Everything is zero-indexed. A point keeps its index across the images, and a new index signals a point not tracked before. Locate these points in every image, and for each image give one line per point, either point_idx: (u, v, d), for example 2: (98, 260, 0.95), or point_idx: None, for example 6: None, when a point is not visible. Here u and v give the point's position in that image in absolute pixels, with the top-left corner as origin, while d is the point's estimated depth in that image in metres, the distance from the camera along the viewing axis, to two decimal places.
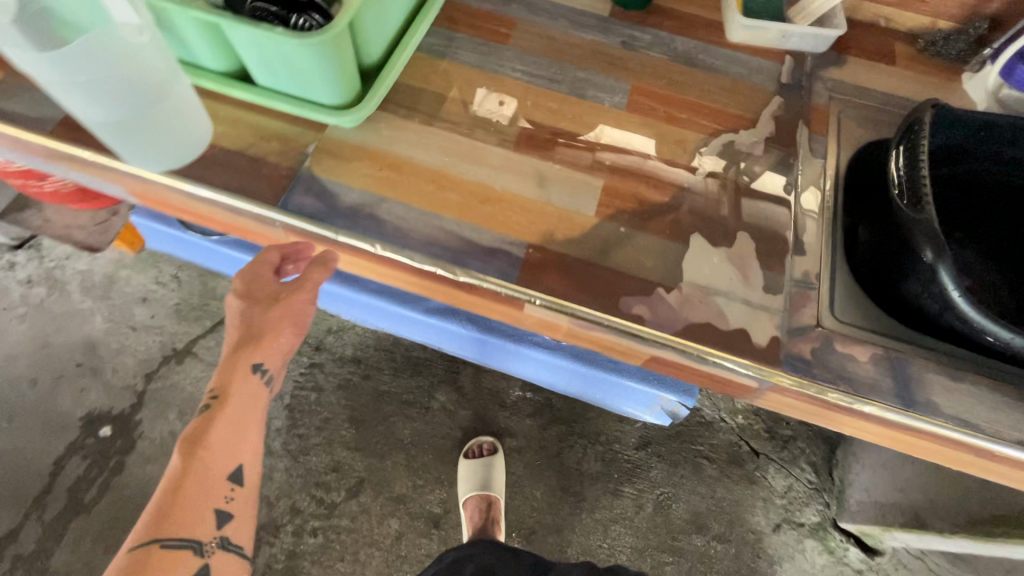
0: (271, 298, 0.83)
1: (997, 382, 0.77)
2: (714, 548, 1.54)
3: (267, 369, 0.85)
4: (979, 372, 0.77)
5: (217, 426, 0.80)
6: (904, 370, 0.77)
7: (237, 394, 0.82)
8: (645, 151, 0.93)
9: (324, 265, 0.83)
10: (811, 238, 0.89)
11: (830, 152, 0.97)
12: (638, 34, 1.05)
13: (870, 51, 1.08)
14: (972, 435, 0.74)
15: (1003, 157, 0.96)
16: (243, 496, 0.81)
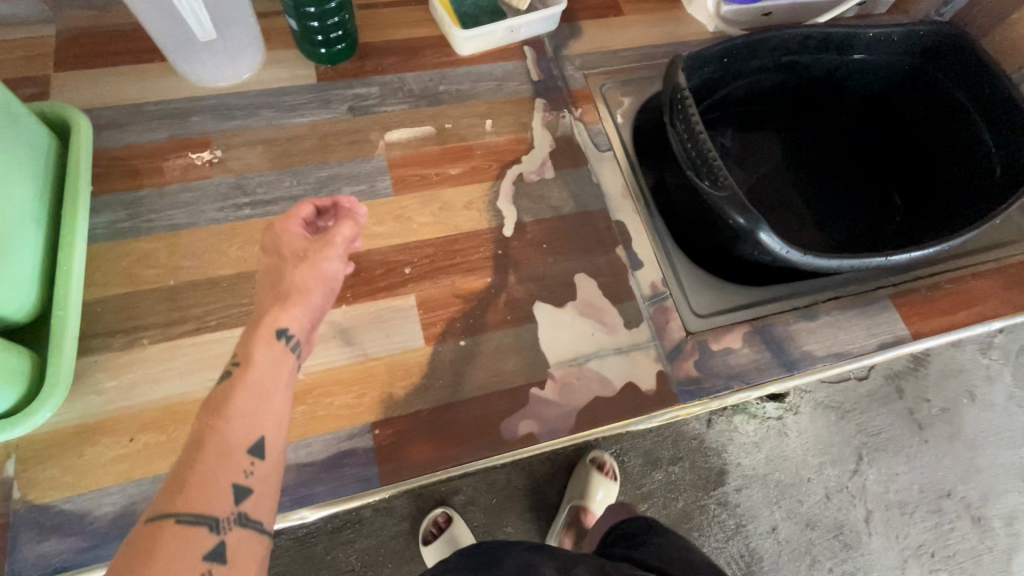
0: (297, 256, 0.58)
1: (841, 300, 0.81)
2: (676, 475, 0.87)
3: (295, 333, 0.53)
4: (825, 299, 0.81)
5: (239, 390, 0.47)
6: (773, 335, 0.78)
7: (267, 357, 0.51)
8: (441, 230, 0.79)
9: (351, 218, 0.61)
10: (639, 243, 0.82)
11: (612, 136, 0.91)
12: (362, 91, 0.88)
13: (596, 7, 1.02)
14: (845, 362, 0.78)
15: (746, 73, 0.99)
16: (271, 472, 0.45)
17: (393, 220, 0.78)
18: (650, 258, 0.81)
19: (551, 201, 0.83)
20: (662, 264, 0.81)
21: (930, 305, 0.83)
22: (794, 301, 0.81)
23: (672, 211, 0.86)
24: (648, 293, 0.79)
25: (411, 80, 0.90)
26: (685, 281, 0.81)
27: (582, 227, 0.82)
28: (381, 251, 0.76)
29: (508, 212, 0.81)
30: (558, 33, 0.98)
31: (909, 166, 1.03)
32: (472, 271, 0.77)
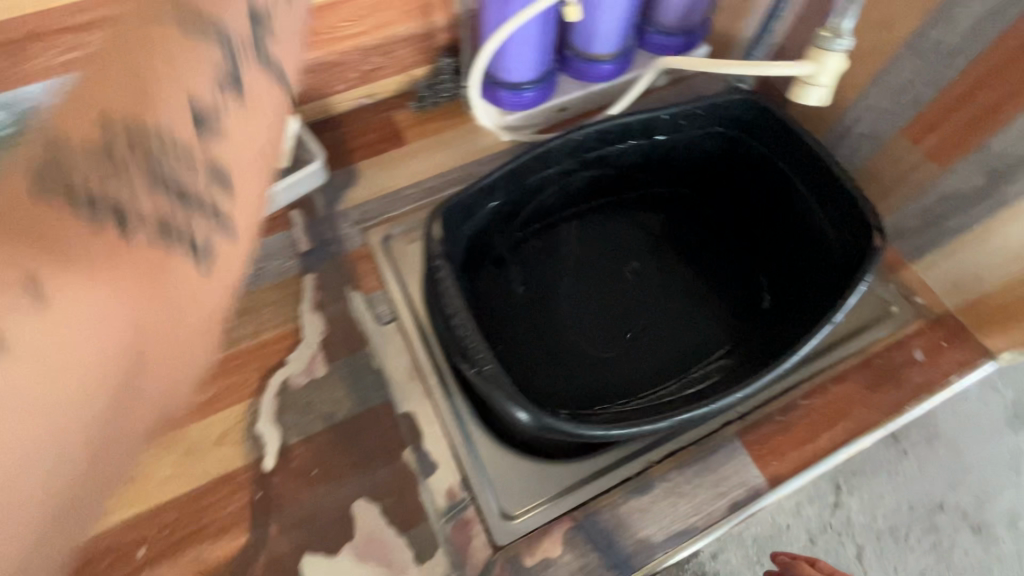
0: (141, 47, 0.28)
1: (677, 453, 0.69)
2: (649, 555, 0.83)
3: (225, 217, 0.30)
4: (659, 455, 0.69)
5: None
6: (600, 526, 0.65)
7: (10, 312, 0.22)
8: (187, 483, 0.66)
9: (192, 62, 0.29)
10: (432, 438, 0.69)
11: (398, 301, 0.79)
12: None
13: (375, 141, 0.91)
14: (692, 539, 0.65)
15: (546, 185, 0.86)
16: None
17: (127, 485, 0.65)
18: (445, 456, 0.69)
19: (323, 410, 0.71)
20: (461, 460, 0.68)
21: (787, 434, 0.70)
22: (621, 469, 0.68)
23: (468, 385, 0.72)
24: (445, 507, 0.66)
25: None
26: (492, 474, 0.68)
27: (361, 435, 0.69)
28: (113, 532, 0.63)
29: (271, 437, 0.69)
30: (331, 186, 0.86)
31: (750, 240, 0.91)
32: (225, 532, 0.64)
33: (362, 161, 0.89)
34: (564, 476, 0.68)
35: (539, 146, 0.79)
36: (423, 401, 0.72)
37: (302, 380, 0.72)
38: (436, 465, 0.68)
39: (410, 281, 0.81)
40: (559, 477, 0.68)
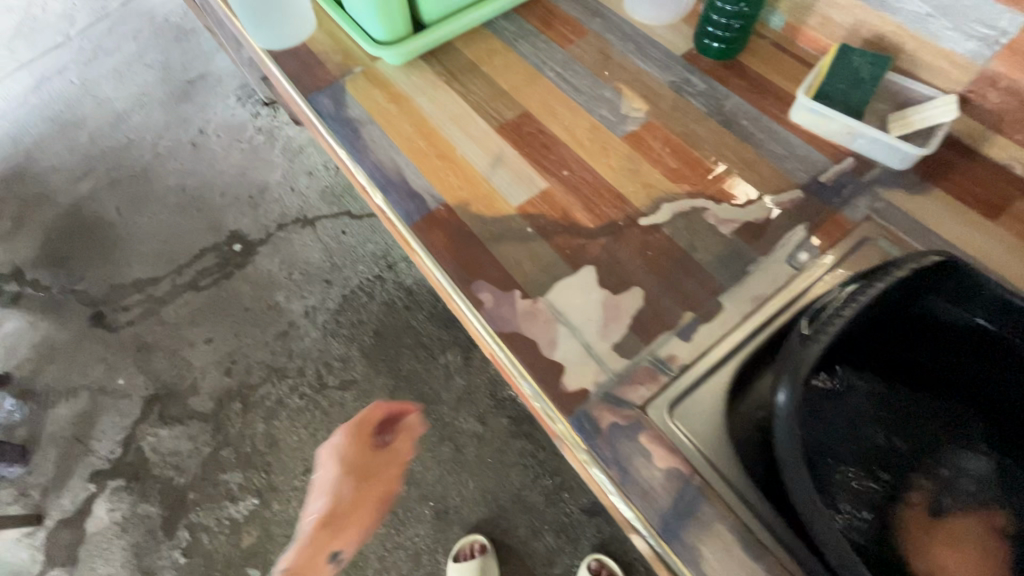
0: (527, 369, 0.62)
1: None
2: None
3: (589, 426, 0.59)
4: (785, 557, 0.51)
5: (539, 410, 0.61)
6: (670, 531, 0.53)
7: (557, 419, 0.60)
8: (412, 198, 0.75)
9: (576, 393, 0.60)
10: (591, 329, 0.64)
11: (666, 213, 0.71)
12: (455, 62, 0.89)
13: (763, 75, 0.82)
14: None
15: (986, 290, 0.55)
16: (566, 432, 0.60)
17: (383, 169, 0.78)
18: (580, 349, 0.62)
19: (531, 230, 0.71)
20: (593, 362, 0.62)
21: None
22: (725, 528, 0.52)
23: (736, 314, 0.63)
24: (540, 389, 0.61)
25: (507, 72, 0.87)
26: (597, 406, 0.59)
27: (538, 270, 0.68)
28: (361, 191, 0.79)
29: (483, 215, 0.73)
30: (693, 86, 0.83)
31: None
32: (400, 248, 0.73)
33: (737, 85, 0.82)
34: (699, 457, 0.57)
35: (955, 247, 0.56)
36: (604, 295, 0.66)
37: (538, 199, 0.74)
38: (569, 347, 0.63)
39: (691, 208, 0.72)
40: (672, 469, 0.56)
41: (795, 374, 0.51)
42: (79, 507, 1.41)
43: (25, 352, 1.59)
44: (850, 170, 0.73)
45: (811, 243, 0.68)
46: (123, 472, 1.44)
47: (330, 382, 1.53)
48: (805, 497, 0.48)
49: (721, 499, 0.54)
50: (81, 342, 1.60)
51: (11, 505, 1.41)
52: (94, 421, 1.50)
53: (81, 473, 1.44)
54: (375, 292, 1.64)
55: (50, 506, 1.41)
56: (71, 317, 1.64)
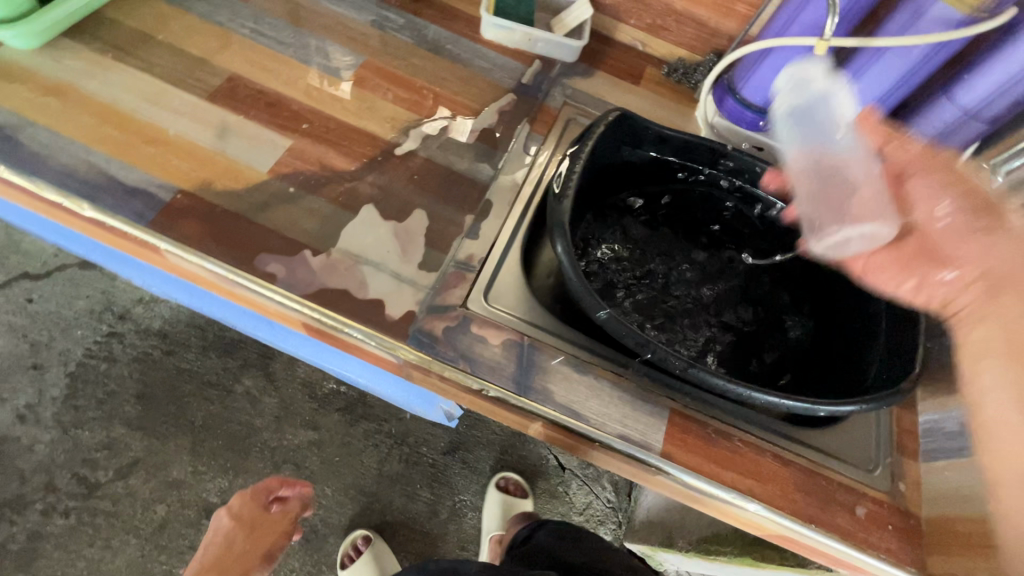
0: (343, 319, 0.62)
1: (621, 375, 0.65)
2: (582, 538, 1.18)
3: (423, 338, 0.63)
4: (605, 365, 0.65)
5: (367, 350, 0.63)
6: (526, 388, 0.62)
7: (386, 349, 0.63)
8: (133, 195, 0.63)
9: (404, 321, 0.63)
10: (393, 259, 0.66)
11: (415, 140, 0.77)
12: (113, 35, 0.74)
13: (449, 2, 0.91)
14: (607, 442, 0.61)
15: (645, 136, 0.78)
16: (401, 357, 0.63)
17: (73, 174, 0.63)
18: (391, 279, 0.65)
19: (293, 189, 0.68)
20: (408, 285, 0.65)
21: (748, 452, 0.63)
22: (560, 364, 0.64)
23: (504, 205, 0.74)
24: (367, 329, 0.62)
25: (190, 36, 0.77)
26: (427, 319, 0.64)
27: (317, 224, 0.66)
28: (52, 207, 0.63)
29: (234, 189, 0.66)
30: (394, 21, 0.87)
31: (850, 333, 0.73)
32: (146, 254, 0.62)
33: (430, 15, 0.89)
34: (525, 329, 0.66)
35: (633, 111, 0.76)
36: (391, 226, 0.69)
37: (288, 157, 0.70)
38: (380, 281, 0.65)
39: (434, 131, 0.78)
40: (505, 342, 0.64)
41: (561, 228, 0.63)
42: None
43: None
44: (541, 71, 0.89)
45: (535, 133, 0.82)
46: None
47: (100, 478, 1.24)
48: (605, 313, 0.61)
49: (549, 346, 0.65)
50: None
51: None
52: None
53: None
54: (113, 354, 1.32)
55: None
56: None
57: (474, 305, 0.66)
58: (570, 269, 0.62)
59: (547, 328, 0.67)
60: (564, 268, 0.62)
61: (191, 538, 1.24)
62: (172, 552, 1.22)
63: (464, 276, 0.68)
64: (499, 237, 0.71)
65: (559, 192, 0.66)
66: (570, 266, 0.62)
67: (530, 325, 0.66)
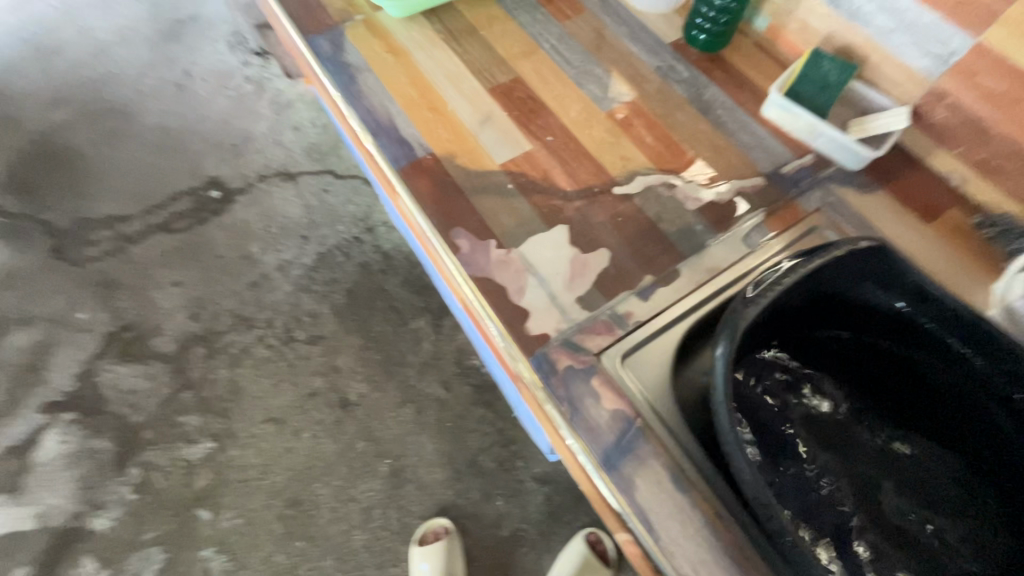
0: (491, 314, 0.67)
1: (719, 515, 0.56)
2: None
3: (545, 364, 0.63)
4: (708, 495, 0.57)
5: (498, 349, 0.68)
6: (612, 467, 0.58)
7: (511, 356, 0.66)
8: (400, 144, 0.78)
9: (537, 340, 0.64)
10: (559, 283, 0.68)
11: (638, 186, 0.76)
12: (453, 22, 0.92)
13: (740, 73, 0.88)
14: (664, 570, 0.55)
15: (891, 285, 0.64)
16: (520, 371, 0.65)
17: (372, 115, 0.80)
18: (546, 298, 0.67)
19: (512, 186, 0.75)
20: (556, 311, 0.66)
21: None
22: (658, 464, 0.58)
23: (692, 282, 0.69)
24: (504, 330, 0.65)
25: (504, 37, 0.90)
26: (556, 350, 0.64)
27: (513, 225, 0.72)
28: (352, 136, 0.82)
29: (467, 169, 0.76)
30: (678, 74, 0.88)
31: None
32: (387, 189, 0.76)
33: (717, 77, 0.87)
34: (647, 410, 0.61)
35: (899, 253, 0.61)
36: (573, 253, 0.70)
37: (521, 159, 0.78)
38: (535, 296, 0.67)
39: (660, 184, 0.77)
40: (618, 412, 0.61)
41: (731, 333, 0.57)
42: (49, 434, 1.57)
43: (9, 289, 1.76)
44: (809, 166, 0.79)
45: (765, 226, 0.74)
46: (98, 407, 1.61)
47: (303, 337, 1.71)
48: (733, 446, 0.53)
49: (658, 439, 0.60)
50: (71, 290, 1.77)
51: None
52: (75, 360, 1.67)
53: (57, 406, 1.61)
54: (352, 253, 1.85)
55: (25, 431, 1.57)
56: (65, 261, 1.82)
57: (610, 360, 0.64)
58: (719, 379, 0.55)
59: (670, 421, 0.61)
60: (714, 376, 0.56)
61: (327, 411, 1.61)
62: (310, 414, 1.60)
63: (614, 329, 0.66)
64: (671, 309, 0.67)
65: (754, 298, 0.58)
66: (721, 378, 0.55)
67: (653, 408, 0.61)
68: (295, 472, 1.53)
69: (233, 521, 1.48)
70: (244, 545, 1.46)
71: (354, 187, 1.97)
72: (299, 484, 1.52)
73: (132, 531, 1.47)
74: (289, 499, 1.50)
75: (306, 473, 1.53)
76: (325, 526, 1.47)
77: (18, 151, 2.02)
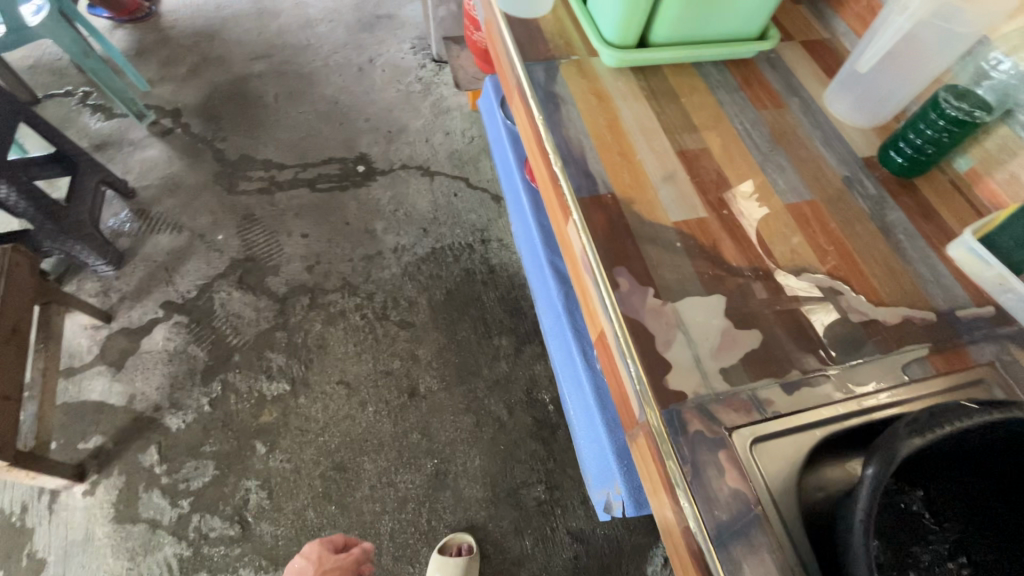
0: (635, 354, 0.68)
1: None
2: None
3: (676, 421, 0.64)
4: None
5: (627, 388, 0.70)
6: (722, 544, 0.57)
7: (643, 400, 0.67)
8: (586, 177, 0.84)
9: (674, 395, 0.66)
10: (705, 348, 0.69)
11: (802, 283, 0.77)
12: (657, 83, 0.98)
13: (929, 205, 0.86)
14: None
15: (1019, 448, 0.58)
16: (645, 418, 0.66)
17: (566, 145, 0.87)
18: (691, 359, 0.68)
19: (680, 245, 0.78)
20: (698, 373, 0.67)
21: None
22: (770, 559, 0.57)
23: (839, 392, 0.68)
24: (643, 374, 0.67)
25: (701, 111, 0.95)
26: (690, 411, 0.65)
27: (673, 280, 0.75)
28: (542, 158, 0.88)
29: (642, 217, 0.81)
30: (864, 188, 0.88)
31: None
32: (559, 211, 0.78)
33: (904, 203, 0.87)
34: (767, 502, 0.60)
35: None
36: (725, 325, 0.72)
37: (694, 223, 0.81)
38: (681, 353, 0.69)
39: (824, 287, 0.77)
40: (739, 491, 0.60)
41: (888, 457, 0.55)
42: (157, 329, 1.74)
43: (170, 195, 2.01)
44: (987, 318, 0.76)
45: (929, 362, 0.72)
46: (204, 319, 1.77)
47: (394, 318, 1.80)
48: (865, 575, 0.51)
49: (774, 534, 0.58)
50: (218, 212, 1.99)
51: (119, 303, 1.78)
52: (200, 272, 1.85)
53: (174, 306, 1.78)
54: (461, 257, 1.94)
55: (141, 318, 1.76)
56: (221, 186, 2.05)
57: (740, 438, 0.63)
58: (864, 500, 0.53)
59: (790, 524, 0.59)
60: (858, 495, 0.54)
61: (395, 392, 1.67)
62: (377, 390, 1.67)
63: (750, 410, 0.66)
64: (813, 411, 0.66)
65: (919, 433, 0.56)
66: (866, 498, 0.53)
67: (775, 501, 0.60)
68: (349, 439, 1.59)
69: (281, 463, 1.55)
70: (283, 489, 1.52)
71: (481, 199, 2.09)
72: (350, 452, 1.57)
73: (196, 440, 1.58)
74: (337, 463, 1.56)
75: (357, 443, 1.59)
76: (360, 500, 1.51)
77: (218, 86, 2.32)
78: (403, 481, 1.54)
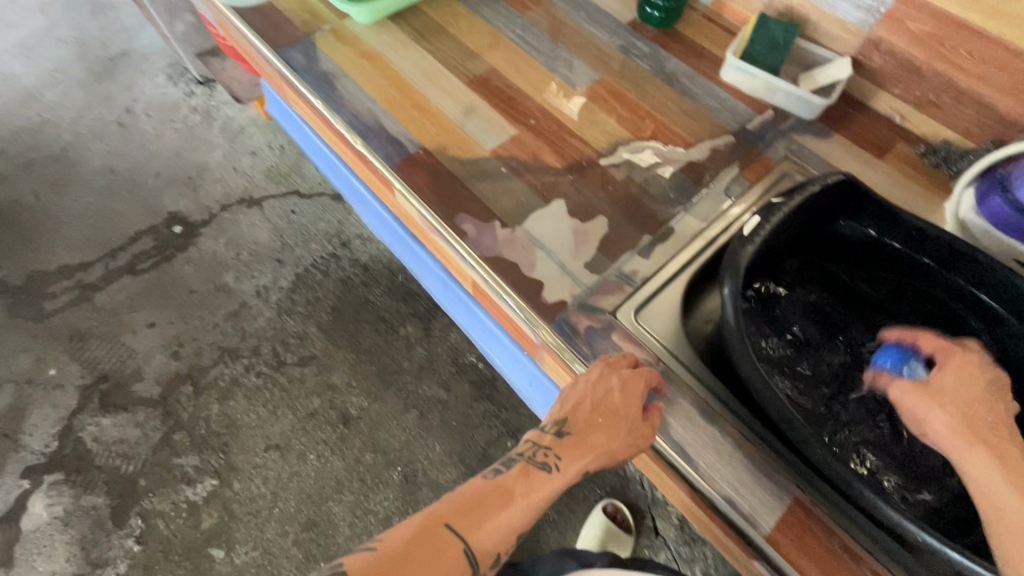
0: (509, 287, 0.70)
1: (750, 437, 0.60)
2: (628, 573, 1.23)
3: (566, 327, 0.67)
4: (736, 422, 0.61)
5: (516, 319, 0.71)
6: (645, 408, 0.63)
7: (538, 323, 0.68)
8: (391, 143, 0.81)
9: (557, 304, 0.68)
10: (564, 251, 0.72)
11: (621, 156, 0.82)
12: (420, 22, 0.95)
13: (695, 42, 0.94)
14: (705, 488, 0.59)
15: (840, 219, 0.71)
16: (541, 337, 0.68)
17: (357, 119, 0.83)
18: (557, 268, 0.71)
19: (505, 169, 0.79)
20: (568, 277, 0.70)
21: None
22: (685, 401, 0.63)
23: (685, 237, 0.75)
24: (522, 302, 0.69)
25: (473, 34, 0.94)
26: (574, 313, 0.68)
27: (512, 204, 0.76)
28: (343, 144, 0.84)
29: (461, 158, 0.80)
30: (639, 50, 0.93)
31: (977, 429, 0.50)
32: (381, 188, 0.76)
33: (675, 50, 0.93)
34: (665, 355, 0.66)
35: (848, 179, 0.67)
36: (573, 224, 0.75)
37: (509, 143, 0.81)
38: (547, 267, 0.71)
39: (639, 152, 0.82)
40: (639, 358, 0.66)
41: (735, 272, 0.62)
42: (30, 502, 1.49)
43: None
44: (770, 121, 0.86)
45: (742, 178, 0.81)
46: (82, 464, 1.54)
47: (292, 359, 1.69)
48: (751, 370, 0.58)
49: (681, 379, 0.65)
50: (35, 347, 1.69)
51: None
52: (50, 419, 1.59)
53: (40, 469, 1.53)
54: (329, 270, 1.83)
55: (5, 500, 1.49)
56: (22, 319, 1.72)
57: (625, 315, 0.68)
58: (731, 313, 0.60)
59: (690, 362, 0.66)
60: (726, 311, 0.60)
61: (329, 428, 1.60)
62: (310, 434, 1.59)
63: (624, 288, 0.70)
64: (672, 262, 0.72)
65: (753, 242, 0.64)
66: (732, 311, 0.59)
67: (673, 352, 0.67)
68: (306, 494, 1.51)
69: (247, 555, 1.45)
70: None
71: (322, 205, 1.96)
72: (313, 506, 1.50)
73: None
74: (305, 522, 1.48)
75: (315, 494, 1.51)
76: (345, 543, 1.46)
77: None
78: (378, 502, 1.51)
